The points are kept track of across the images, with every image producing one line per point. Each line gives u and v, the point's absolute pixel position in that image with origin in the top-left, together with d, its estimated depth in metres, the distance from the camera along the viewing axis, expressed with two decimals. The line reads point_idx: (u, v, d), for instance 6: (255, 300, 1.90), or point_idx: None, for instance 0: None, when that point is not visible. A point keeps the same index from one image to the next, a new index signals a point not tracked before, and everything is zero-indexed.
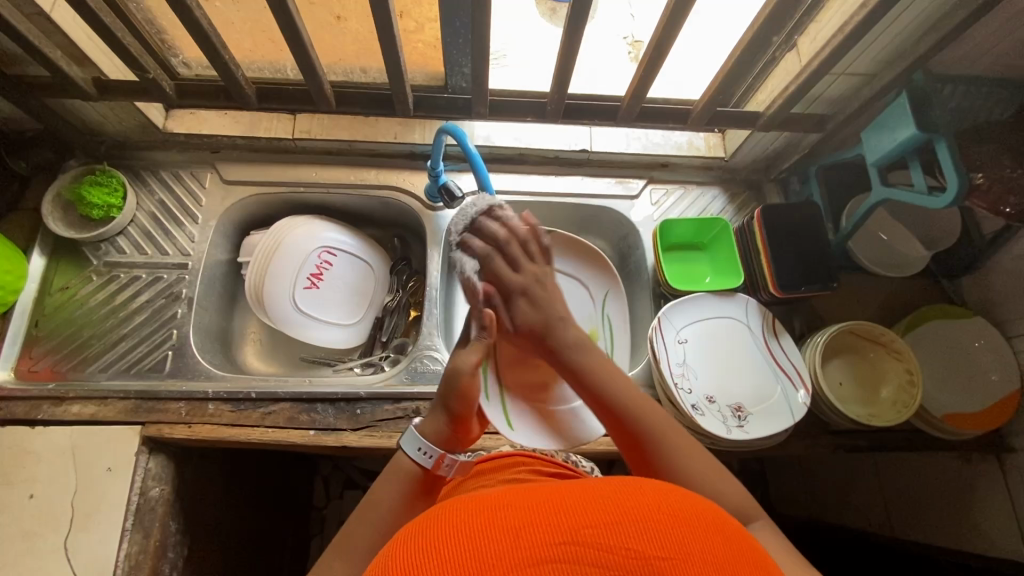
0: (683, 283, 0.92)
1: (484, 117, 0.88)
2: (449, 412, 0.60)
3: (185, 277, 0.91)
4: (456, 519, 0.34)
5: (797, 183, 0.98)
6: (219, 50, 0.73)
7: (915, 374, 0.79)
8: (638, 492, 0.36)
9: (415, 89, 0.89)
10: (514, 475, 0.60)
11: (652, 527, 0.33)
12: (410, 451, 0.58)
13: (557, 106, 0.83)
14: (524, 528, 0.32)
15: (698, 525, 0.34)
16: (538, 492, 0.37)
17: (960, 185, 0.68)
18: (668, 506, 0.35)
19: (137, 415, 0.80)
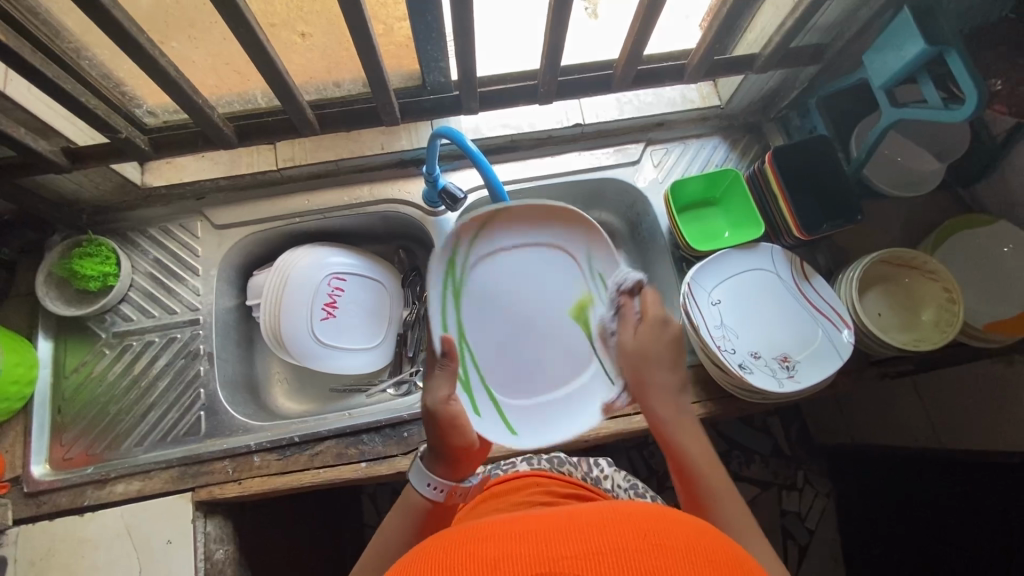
0: (704, 242, 0.90)
1: (475, 111, 0.85)
2: (439, 450, 0.58)
3: (199, 333, 0.88)
4: (449, 556, 0.38)
5: (798, 118, 0.96)
6: (189, 95, 0.69)
7: (954, 291, 0.77)
8: (625, 523, 0.39)
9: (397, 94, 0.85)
10: (528, 497, 0.67)
11: (626, 553, 0.35)
12: (422, 489, 0.58)
13: (548, 86, 0.79)
14: (507, 557, 0.36)
15: (676, 551, 0.36)
16: (528, 526, 0.40)
17: (978, 95, 0.65)
18: (651, 536, 0.38)
19: (185, 482, 0.79)
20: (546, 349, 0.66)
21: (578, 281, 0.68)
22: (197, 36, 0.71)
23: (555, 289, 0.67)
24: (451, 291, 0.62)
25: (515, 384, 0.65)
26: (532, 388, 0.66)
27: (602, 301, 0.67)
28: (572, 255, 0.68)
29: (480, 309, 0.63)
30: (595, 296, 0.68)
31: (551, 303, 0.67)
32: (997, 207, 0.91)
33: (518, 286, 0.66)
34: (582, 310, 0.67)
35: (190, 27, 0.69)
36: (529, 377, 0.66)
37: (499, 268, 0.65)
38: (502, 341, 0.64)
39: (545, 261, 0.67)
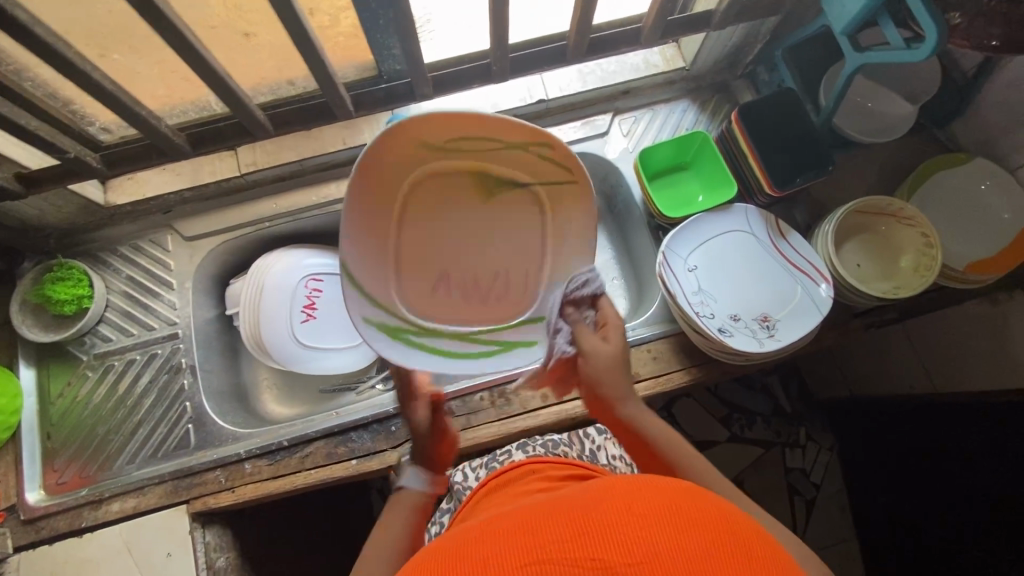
0: (677, 209, 0.89)
1: (430, 96, 0.83)
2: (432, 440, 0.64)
3: (179, 347, 0.88)
4: (450, 555, 0.42)
5: (766, 73, 0.93)
6: (133, 109, 0.68)
7: (932, 236, 0.76)
8: (609, 499, 0.42)
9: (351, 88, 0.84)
10: (525, 487, 0.62)
11: (605, 530, 0.39)
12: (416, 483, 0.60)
13: (502, 64, 0.78)
14: (499, 552, 0.39)
15: (659, 521, 0.39)
16: (513, 520, 0.44)
17: (938, 30, 0.64)
18: (633, 508, 0.40)
19: (179, 495, 0.79)
20: (503, 243, 0.68)
21: (453, 177, 0.64)
22: (137, 49, 0.69)
23: (444, 217, 0.65)
24: (393, 343, 0.64)
25: (506, 299, 0.69)
26: (524, 277, 0.69)
27: (486, 163, 0.63)
28: (421, 172, 0.62)
29: (427, 306, 0.66)
30: (476, 160, 0.63)
31: (464, 218, 0.66)
32: (976, 143, 0.89)
33: (424, 244, 0.65)
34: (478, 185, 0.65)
35: (126, 40, 0.68)
36: (516, 276, 0.69)
37: (401, 264, 0.64)
38: (467, 287, 0.68)
39: (422, 207, 0.64)
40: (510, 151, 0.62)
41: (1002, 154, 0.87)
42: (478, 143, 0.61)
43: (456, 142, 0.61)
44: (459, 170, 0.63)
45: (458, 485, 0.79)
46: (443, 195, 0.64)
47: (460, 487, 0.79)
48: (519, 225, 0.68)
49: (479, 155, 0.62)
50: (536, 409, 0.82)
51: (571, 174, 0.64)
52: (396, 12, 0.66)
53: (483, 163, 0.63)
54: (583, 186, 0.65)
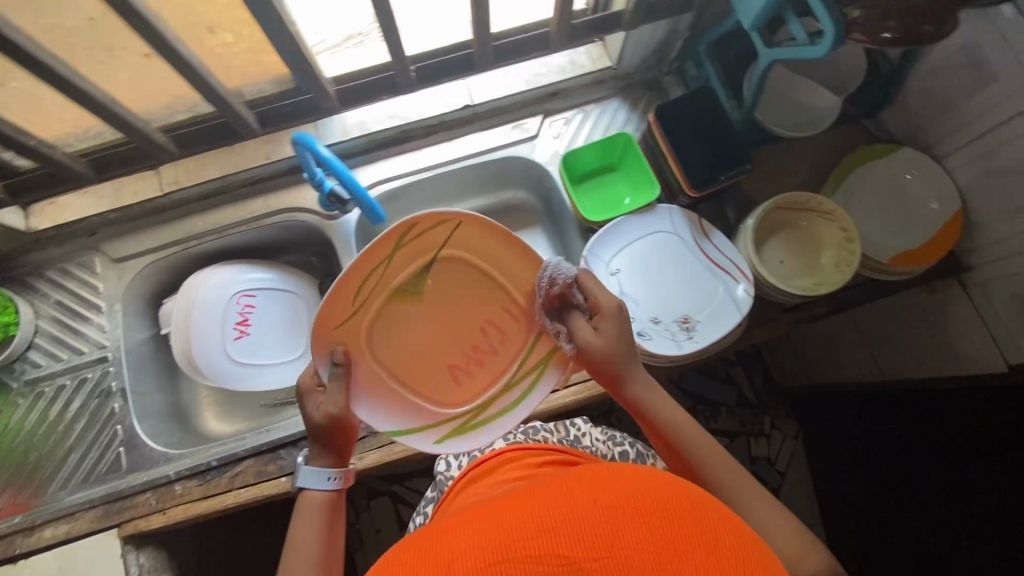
0: (604, 212, 0.88)
1: (337, 110, 0.82)
2: (332, 434, 0.63)
3: (109, 370, 0.87)
4: (410, 556, 0.41)
5: (693, 68, 0.92)
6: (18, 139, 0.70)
7: (851, 230, 0.76)
8: (571, 493, 0.41)
9: (252, 105, 0.84)
10: (499, 479, 0.62)
11: (574, 525, 0.38)
12: (320, 483, 0.62)
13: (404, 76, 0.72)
14: (461, 550, 0.39)
15: (625, 510, 0.39)
16: (480, 516, 0.43)
17: (836, 25, 0.62)
18: (599, 500, 0.40)
19: (110, 519, 0.79)
20: (476, 308, 0.68)
21: (384, 307, 0.64)
22: (29, 78, 0.68)
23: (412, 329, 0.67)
24: (461, 433, 0.70)
25: (515, 331, 0.69)
26: (517, 317, 0.68)
27: (392, 277, 0.64)
28: (356, 326, 0.64)
29: (462, 381, 0.70)
30: (385, 283, 0.64)
31: (426, 320, 0.67)
32: (905, 132, 0.89)
33: (408, 356, 0.68)
34: (402, 292, 0.65)
35: (16, 68, 0.67)
36: (506, 321, 0.69)
37: (403, 388, 0.68)
38: (480, 359, 0.70)
39: (386, 342, 0.66)
40: (397, 256, 0.63)
41: (930, 142, 0.86)
42: (372, 272, 0.62)
43: (359, 293, 0.62)
44: (386, 304, 0.64)
45: (440, 475, 0.79)
46: (392, 319, 0.65)
47: (443, 477, 0.80)
48: (473, 285, 0.67)
49: (379, 282, 0.63)
50: None
51: (449, 221, 0.63)
52: (284, 31, 0.65)
53: (387, 280, 0.64)
54: (470, 219, 0.63)
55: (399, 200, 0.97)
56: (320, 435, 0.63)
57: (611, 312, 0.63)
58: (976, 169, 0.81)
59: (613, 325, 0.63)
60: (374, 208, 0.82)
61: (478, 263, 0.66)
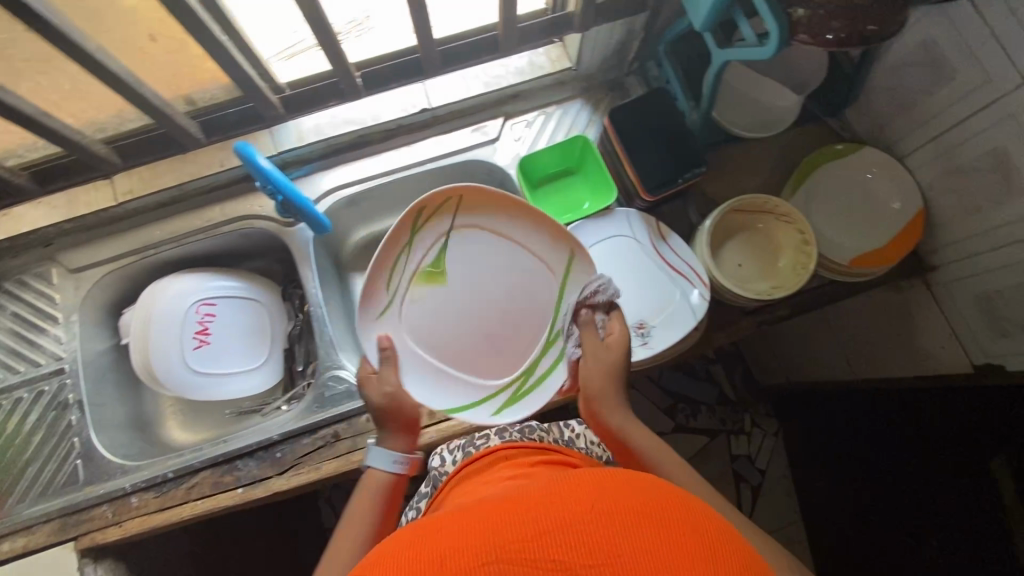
0: (562, 215, 0.87)
1: (283, 118, 0.80)
2: (399, 418, 0.70)
3: (66, 382, 0.87)
4: (405, 551, 0.40)
5: (655, 68, 0.91)
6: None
7: (807, 233, 0.75)
8: (566, 496, 0.41)
9: (195, 115, 0.83)
10: (491, 478, 0.60)
11: (571, 529, 0.38)
12: (383, 465, 0.69)
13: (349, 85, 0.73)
14: (456, 550, 0.38)
15: (620, 516, 0.39)
16: (479, 512, 0.43)
17: (780, 27, 0.61)
18: (595, 505, 0.40)
19: (67, 531, 0.79)
20: (499, 275, 0.72)
21: (413, 289, 0.72)
22: None
23: (446, 305, 0.72)
24: (514, 403, 0.71)
25: (534, 287, 0.72)
26: (539, 274, 0.72)
27: (412, 261, 0.71)
28: (395, 311, 0.71)
29: (503, 347, 0.72)
30: (411, 267, 0.72)
31: (458, 295, 0.72)
32: (868, 130, 0.87)
33: (446, 329, 0.72)
34: (430, 274, 0.72)
35: None
36: (529, 280, 0.72)
37: (447, 363, 0.72)
38: (518, 325, 0.72)
39: (423, 322, 0.72)
40: (415, 244, 0.71)
41: (891, 141, 0.85)
42: (399, 263, 0.71)
43: (387, 285, 0.71)
44: (416, 285, 0.72)
45: (434, 470, 0.74)
46: (425, 300, 0.72)
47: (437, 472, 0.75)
48: (494, 252, 0.73)
49: (405, 268, 0.71)
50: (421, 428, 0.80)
51: (452, 198, 0.71)
52: (216, 42, 0.63)
53: (413, 266, 0.72)
54: (468, 190, 0.70)
55: (359, 205, 0.97)
56: (387, 418, 0.70)
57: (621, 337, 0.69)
58: (936, 169, 0.79)
59: (623, 350, 0.68)
60: (321, 219, 0.84)
61: (489, 230, 0.73)
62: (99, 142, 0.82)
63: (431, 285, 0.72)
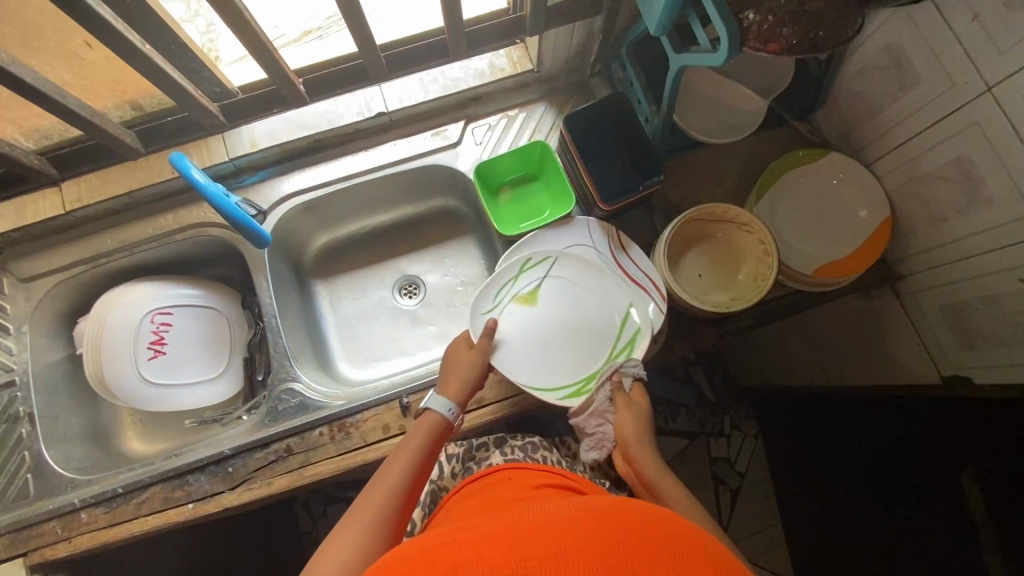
0: (520, 224, 0.86)
1: (226, 126, 0.78)
2: (471, 379, 0.71)
3: (17, 395, 0.85)
4: (411, 562, 0.40)
5: (618, 70, 0.88)
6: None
7: (768, 243, 0.73)
8: (576, 525, 0.42)
9: (133, 124, 0.80)
10: (494, 495, 0.62)
11: (588, 552, 0.39)
12: (440, 409, 0.67)
13: (290, 90, 0.71)
14: (466, 562, 0.39)
15: (631, 548, 0.40)
16: (491, 527, 0.43)
17: (730, 29, 0.57)
18: (606, 536, 0.40)
19: (17, 547, 0.78)
20: (583, 294, 0.78)
21: (511, 311, 0.78)
22: None
23: (539, 323, 0.77)
24: (579, 396, 0.74)
25: (609, 304, 0.77)
26: (617, 288, 0.77)
27: (511, 287, 0.79)
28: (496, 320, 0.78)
29: (587, 354, 0.76)
30: (512, 291, 0.79)
31: (549, 314, 0.78)
32: (836, 134, 0.85)
33: (534, 343, 0.77)
34: (526, 297, 0.79)
35: None
36: (609, 295, 0.77)
37: (534, 367, 0.75)
38: (600, 335, 0.76)
39: (518, 337, 0.77)
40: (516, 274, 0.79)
41: (858, 146, 0.82)
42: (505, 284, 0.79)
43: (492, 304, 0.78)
44: (513, 310, 0.78)
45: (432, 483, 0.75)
46: (519, 319, 0.78)
47: (435, 486, 0.76)
48: (580, 275, 0.78)
49: (506, 292, 0.79)
50: (376, 441, 0.78)
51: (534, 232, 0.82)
52: (139, 51, 0.61)
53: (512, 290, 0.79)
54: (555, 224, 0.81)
55: (319, 211, 0.95)
56: (461, 376, 0.70)
57: (644, 405, 0.70)
58: (902, 176, 0.77)
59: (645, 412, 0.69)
60: (262, 232, 0.81)
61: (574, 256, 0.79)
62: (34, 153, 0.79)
63: (527, 311, 0.78)
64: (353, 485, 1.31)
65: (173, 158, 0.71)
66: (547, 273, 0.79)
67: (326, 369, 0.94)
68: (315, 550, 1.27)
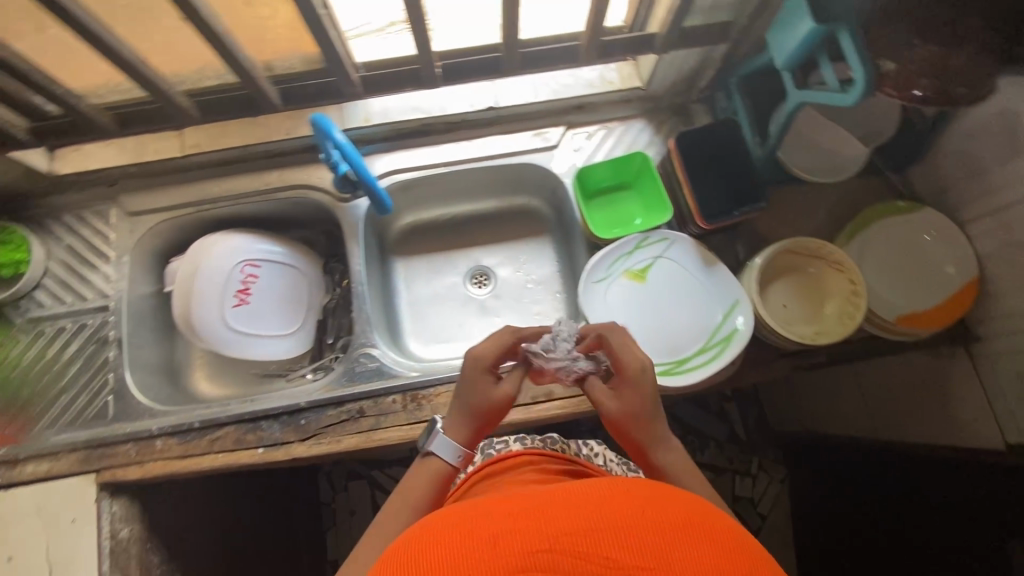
0: (612, 229, 0.89)
1: (359, 96, 0.82)
2: (476, 417, 0.65)
3: (109, 319, 0.89)
4: (446, 532, 0.40)
5: (723, 99, 0.91)
6: (45, 87, 0.70)
7: (858, 284, 0.75)
8: (616, 499, 0.41)
9: (278, 80, 0.83)
10: (518, 476, 0.64)
11: (626, 532, 0.38)
12: (442, 455, 0.64)
13: (430, 71, 0.75)
14: (503, 533, 0.38)
15: (670, 529, 0.38)
16: (517, 505, 0.42)
17: (866, 74, 0.60)
18: (643, 516, 0.39)
19: (90, 463, 0.82)
20: (689, 286, 0.81)
21: (620, 284, 0.82)
22: (64, 29, 0.68)
23: (641, 301, 0.81)
24: (669, 376, 0.75)
25: (712, 304, 0.79)
26: (721, 288, 0.79)
27: (624, 263, 0.82)
28: (605, 286, 0.81)
29: (681, 345, 0.78)
30: (623, 265, 0.82)
31: (654, 296, 0.81)
32: (930, 192, 0.87)
33: (634, 315, 0.80)
34: (635, 274, 0.82)
35: (55, 22, 0.67)
36: (713, 294, 0.79)
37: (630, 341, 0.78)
38: (698, 329, 0.78)
39: (620, 309, 0.80)
40: (631, 250, 0.82)
41: (954, 206, 0.84)
42: (617, 258, 0.83)
43: (602, 274, 0.81)
44: (621, 285, 0.81)
45: None
46: (624, 292, 0.81)
47: None
48: (688, 267, 0.81)
49: (617, 265, 0.82)
50: None
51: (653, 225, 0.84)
52: (314, 15, 0.65)
53: (624, 265, 0.82)
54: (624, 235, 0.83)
55: (413, 191, 0.99)
56: (465, 418, 0.65)
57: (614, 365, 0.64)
58: (997, 241, 0.79)
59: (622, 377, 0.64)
60: (383, 197, 0.86)
61: (688, 250, 0.81)
62: (181, 92, 0.81)
63: (634, 285, 0.82)
64: (379, 464, 1.32)
65: (320, 117, 0.77)
66: (661, 255, 0.82)
67: (396, 342, 0.98)
68: (332, 523, 1.28)
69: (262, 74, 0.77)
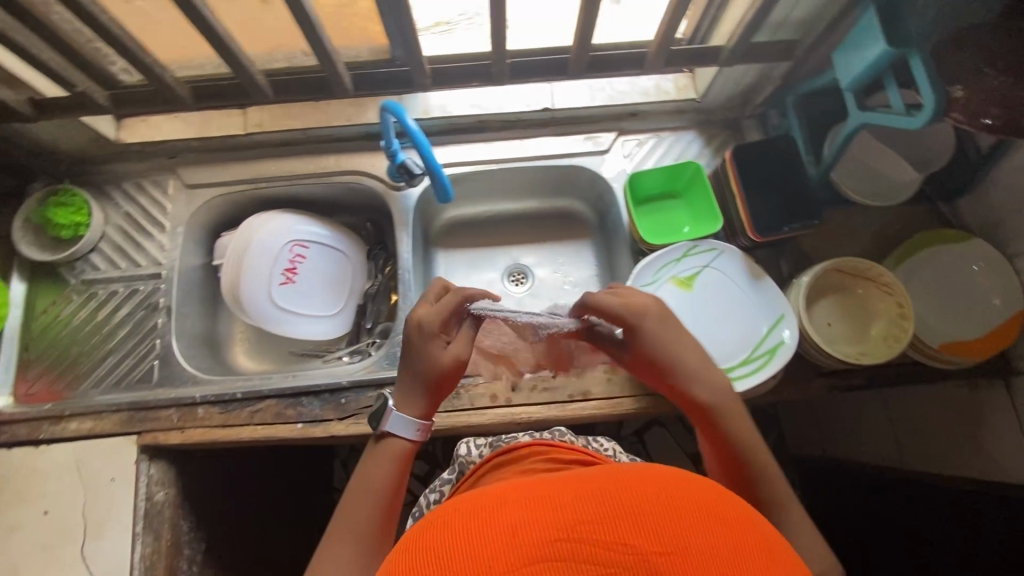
0: (660, 235, 0.90)
1: (427, 88, 0.84)
2: (426, 387, 0.64)
3: (160, 286, 0.91)
4: (444, 528, 0.36)
5: (776, 116, 0.93)
6: (131, 53, 0.73)
7: (906, 306, 0.74)
8: (630, 483, 0.37)
9: (354, 66, 0.85)
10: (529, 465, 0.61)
11: (645, 517, 0.34)
12: (400, 432, 0.64)
13: (499, 67, 0.77)
14: (509, 525, 0.34)
15: (691, 512, 0.35)
16: (516, 489, 0.38)
17: (936, 98, 0.61)
18: (660, 497, 0.35)
19: (132, 426, 0.82)
20: (734, 297, 0.82)
21: (665, 289, 0.83)
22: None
23: (685, 308, 0.82)
24: None
25: (756, 316, 0.80)
26: (766, 300, 0.80)
27: (671, 270, 0.83)
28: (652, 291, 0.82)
29: (724, 354, 0.79)
30: (670, 271, 0.83)
31: (699, 304, 0.82)
32: (978, 223, 0.87)
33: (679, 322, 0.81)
34: (681, 282, 0.83)
35: None
36: (758, 306, 0.80)
37: None
38: (741, 340, 0.79)
39: None
40: (678, 258, 0.83)
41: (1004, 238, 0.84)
42: (664, 265, 0.84)
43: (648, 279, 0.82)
44: (667, 291, 0.83)
45: (462, 457, 0.82)
46: (670, 298, 0.82)
47: (462, 460, 0.83)
48: (734, 279, 0.82)
49: (664, 271, 0.83)
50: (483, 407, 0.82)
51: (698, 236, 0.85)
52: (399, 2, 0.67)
53: (670, 272, 0.83)
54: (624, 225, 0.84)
55: (462, 184, 1.00)
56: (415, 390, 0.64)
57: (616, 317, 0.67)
58: None
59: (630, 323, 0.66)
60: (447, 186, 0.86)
61: (735, 261, 0.82)
62: (258, 70, 0.83)
63: (679, 292, 0.83)
64: None
65: (388, 104, 0.81)
66: (708, 265, 0.83)
67: None
68: None
69: (338, 58, 0.79)
